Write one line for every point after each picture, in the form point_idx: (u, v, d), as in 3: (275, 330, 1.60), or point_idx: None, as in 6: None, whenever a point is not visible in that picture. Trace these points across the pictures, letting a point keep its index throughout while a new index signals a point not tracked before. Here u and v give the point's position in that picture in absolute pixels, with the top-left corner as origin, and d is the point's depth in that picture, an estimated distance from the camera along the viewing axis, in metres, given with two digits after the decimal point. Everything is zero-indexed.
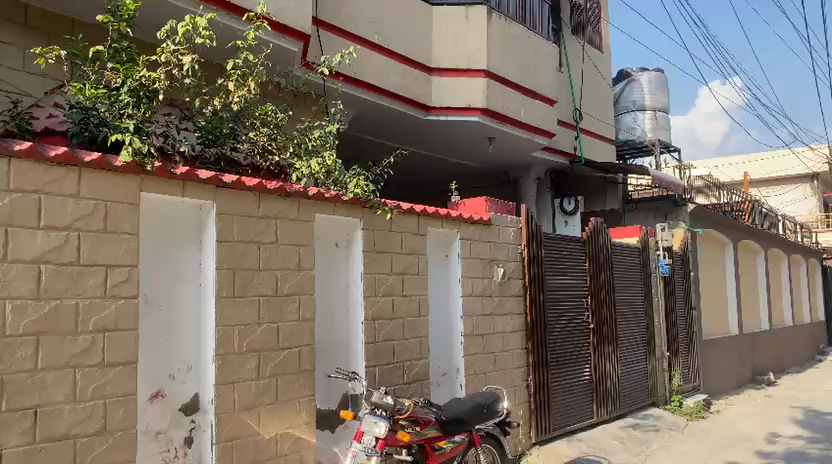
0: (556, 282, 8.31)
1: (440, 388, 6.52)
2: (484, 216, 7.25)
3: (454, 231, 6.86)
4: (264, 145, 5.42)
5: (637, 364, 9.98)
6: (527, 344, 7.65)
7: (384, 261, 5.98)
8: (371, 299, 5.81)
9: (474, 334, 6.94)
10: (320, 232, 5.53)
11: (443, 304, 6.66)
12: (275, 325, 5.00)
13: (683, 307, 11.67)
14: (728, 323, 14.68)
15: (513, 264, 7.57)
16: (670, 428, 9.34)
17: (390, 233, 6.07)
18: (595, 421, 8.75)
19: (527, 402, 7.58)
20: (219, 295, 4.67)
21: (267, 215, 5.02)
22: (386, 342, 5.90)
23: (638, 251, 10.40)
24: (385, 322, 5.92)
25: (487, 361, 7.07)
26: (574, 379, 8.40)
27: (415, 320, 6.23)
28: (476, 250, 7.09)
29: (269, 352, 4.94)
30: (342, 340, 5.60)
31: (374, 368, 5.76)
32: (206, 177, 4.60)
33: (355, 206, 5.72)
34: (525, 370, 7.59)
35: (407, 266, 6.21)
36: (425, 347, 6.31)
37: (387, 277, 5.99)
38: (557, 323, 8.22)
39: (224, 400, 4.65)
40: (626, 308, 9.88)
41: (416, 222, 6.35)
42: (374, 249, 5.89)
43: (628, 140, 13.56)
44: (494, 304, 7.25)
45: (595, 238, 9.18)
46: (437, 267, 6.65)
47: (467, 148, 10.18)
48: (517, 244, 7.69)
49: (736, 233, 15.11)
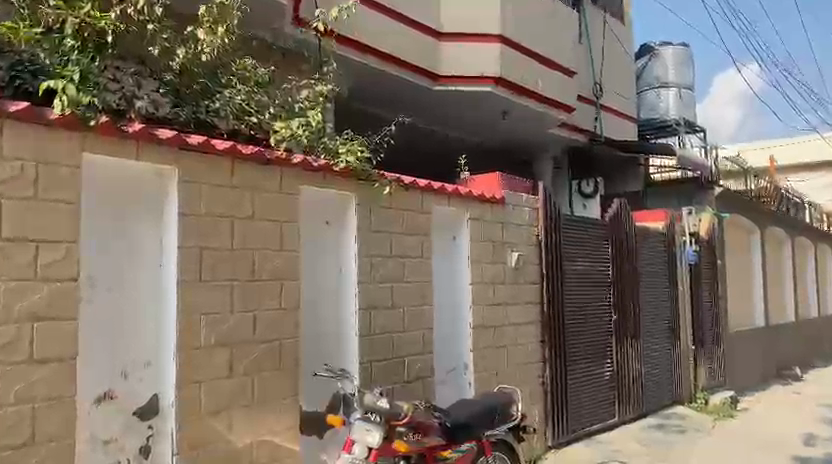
0: (576, 269, 7.53)
1: (445, 387, 5.78)
2: (497, 193, 6.47)
3: (464, 211, 6.09)
4: (242, 106, 4.66)
5: (661, 360, 9.20)
6: (543, 338, 6.89)
7: (381, 242, 5.23)
8: (366, 285, 5.06)
9: (484, 326, 6.19)
10: (309, 208, 4.76)
11: (450, 293, 5.91)
12: (251, 314, 4.26)
13: (709, 296, 10.84)
14: (754, 315, 13.83)
15: (528, 248, 6.80)
16: (698, 428, 8.57)
17: (389, 211, 5.31)
18: (615, 422, 8.00)
19: (542, 401, 6.83)
20: (182, 278, 3.95)
21: (242, 186, 4.27)
22: (383, 335, 5.16)
23: (663, 237, 9.59)
24: (382, 311, 5.18)
25: (498, 355, 6.32)
26: (594, 376, 7.64)
27: (417, 309, 5.48)
28: (487, 232, 6.32)
29: (244, 346, 4.21)
30: (333, 333, 4.86)
31: (369, 364, 5.03)
32: (166, 137, 3.88)
33: (349, 178, 4.96)
34: (540, 365, 6.83)
35: (409, 248, 5.46)
36: (429, 341, 5.56)
37: (385, 260, 5.24)
38: (576, 313, 7.45)
39: (189, 403, 3.93)
40: (651, 299, 9.08)
41: (420, 199, 5.59)
42: (370, 228, 5.15)
43: (651, 119, 12.68)
44: (506, 292, 6.48)
45: (618, 221, 8.38)
46: (443, 250, 5.88)
47: (478, 122, 9.38)
48: (532, 225, 6.90)
49: (763, 219, 14.21)
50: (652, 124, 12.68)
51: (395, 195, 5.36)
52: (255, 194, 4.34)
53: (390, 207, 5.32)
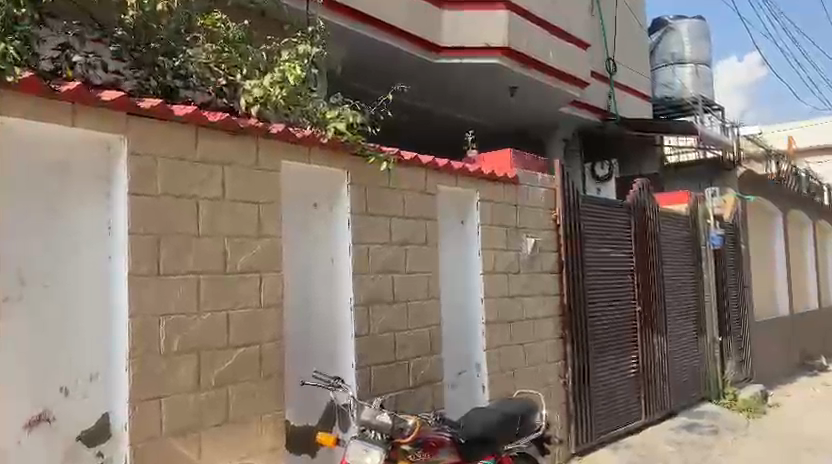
0: (597, 256, 6.81)
1: (456, 392, 5.07)
2: (510, 172, 5.74)
3: (473, 192, 5.37)
4: (210, 67, 4.01)
5: (688, 353, 8.48)
6: (564, 332, 6.18)
7: (380, 228, 4.51)
8: (361, 277, 4.35)
9: (498, 321, 5.47)
10: (292, 187, 4.04)
11: (460, 285, 5.20)
12: (223, 313, 3.55)
13: (735, 284, 10.11)
14: (778, 304, 13.09)
15: (545, 234, 6.08)
16: (731, 427, 7.83)
17: (389, 191, 4.58)
18: (641, 422, 7.28)
19: (564, 404, 6.12)
20: (135, 271, 3.24)
21: (209, 160, 3.56)
22: (384, 336, 4.45)
23: (686, 222, 8.87)
24: (383, 307, 4.46)
25: (515, 354, 5.60)
26: (618, 373, 6.93)
27: (422, 304, 4.76)
28: (500, 216, 5.60)
29: (215, 352, 3.50)
30: (325, 333, 4.14)
31: (369, 369, 4.32)
32: (110, 98, 3.16)
33: (340, 152, 4.23)
34: (561, 364, 6.12)
35: (412, 235, 4.74)
36: (438, 339, 4.85)
37: (384, 248, 4.53)
38: (598, 305, 6.73)
39: (146, 424, 3.22)
40: (676, 288, 8.37)
41: (423, 178, 4.86)
42: (366, 211, 4.43)
43: (666, 98, 11.96)
44: (522, 283, 5.76)
45: (641, 204, 7.66)
46: (451, 236, 5.16)
47: (484, 100, 8.65)
48: (549, 207, 6.18)
49: (784, 202, 13.47)
50: (668, 104, 11.97)
51: (395, 172, 4.63)
52: (226, 170, 3.63)
53: (389, 186, 4.59)
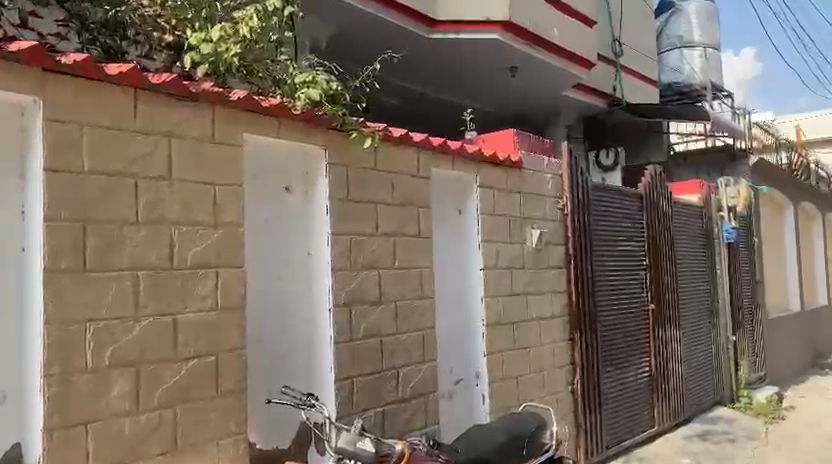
0: (608, 249, 6.19)
1: (453, 404, 4.45)
2: (513, 155, 5.10)
3: (473, 177, 4.74)
4: (155, 19, 3.62)
5: (701, 355, 7.89)
6: (572, 334, 5.57)
7: (364, 216, 3.87)
8: (342, 274, 3.71)
9: (501, 322, 4.83)
10: (259, 167, 3.41)
11: (458, 282, 4.58)
12: (170, 317, 2.91)
13: (748, 279, 9.50)
14: (789, 300, 12.51)
15: (552, 225, 5.45)
16: (750, 434, 7.23)
17: (375, 174, 3.94)
18: (655, 431, 6.67)
19: (572, 413, 5.52)
20: (52, 267, 2.59)
21: (152, 131, 2.91)
22: (369, 342, 3.80)
23: (700, 213, 8.26)
24: (368, 309, 3.82)
25: (519, 359, 4.97)
26: (630, 378, 6.33)
27: (414, 304, 4.12)
28: (502, 204, 4.97)
29: (159, 366, 2.86)
30: (299, 338, 3.53)
31: (351, 380, 3.68)
32: (20, 49, 2.50)
33: (315, 127, 3.60)
34: (569, 369, 5.51)
35: (403, 226, 4.10)
36: (432, 344, 4.22)
37: (370, 240, 3.88)
38: (608, 304, 6.12)
39: (68, 457, 2.57)
40: (689, 284, 7.77)
41: (416, 160, 4.22)
42: (347, 195, 3.78)
43: (673, 83, 11.26)
44: (527, 280, 5.12)
45: (654, 193, 7.06)
46: (447, 226, 4.55)
47: (482, 82, 8.03)
48: (556, 196, 5.55)
49: (795, 193, 12.87)
50: (677, 89, 11.27)
51: (382, 151, 3.99)
52: (174, 143, 2.99)
53: (375, 167, 3.94)
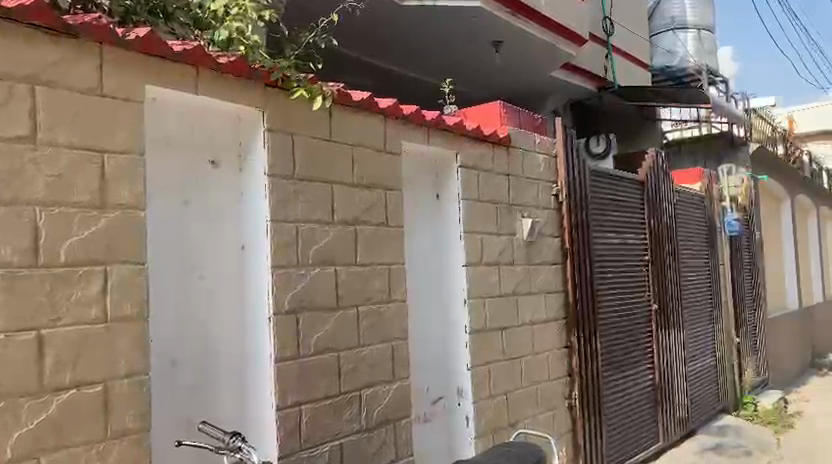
0: (607, 242, 5.44)
1: (429, 428, 3.68)
2: (500, 131, 4.34)
3: (454, 156, 3.96)
4: None
5: (705, 358, 7.19)
6: (569, 340, 4.81)
7: (318, 200, 3.05)
8: (286, 271, 2.89)
9: (488, 328, 4.05)
10: (170, 135, 2.63)
11: (437, 281, 3.81)
12: (33, 333, 2.09)
13: (750, 275, 8.83)
14: (787, 298, 11.91)
15: (545, 213, 4.68)
16: (762, 446, 6.53)
17: (331, 146, 3.13)
18: (660, 447, 5.94)
19: (569, 432, 4.76)
20: None
21: (7, 73, 2.09)
22: (323, 358, 2.99)
23: (702, 203, 7.55)
24: (321, 317, 3.01)
25: (510, 372, 4.19)
26: (633, 389, 5.59)
27: (381, 310, 3.32)
28: (489, 187, 4.19)
29: (15, 401, 2.04)
30: (226, 355, 2.74)
31: (299, 408, 2.88)
32: None
33: (247, 84, 2.81)
34: (566, 381, 4.75)
35: (368, 212, 3.29)
36: (405, 358, 3.43)
37: (324, 230, 3.06)
38: (608, 304, 5.37)
39: None
40: (692, 280, 7.07)
41: (382, 130, 3.42)
42: (293, 172, 2.97)
43: (666, 67, 10.62)
44: (518, 278, 4.34)
45: (655, 181, 6.36)
46: (420, 214, 3.78)
47: (462, 59, 7.25)
48: (549, 181, 4.79)
49: (792, 185, 12.29)
50: (671, 74, 10.55)
51: (338, 118, 3.18)
52: (42, 94, 2.17)
53: (330, 137, 3.13)
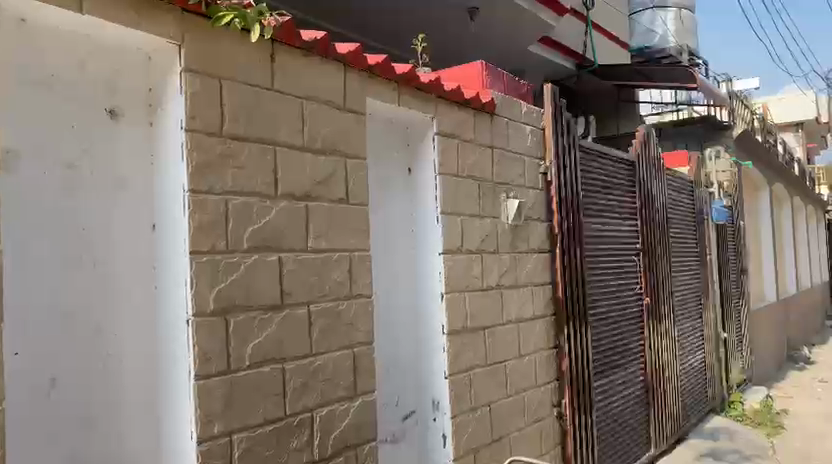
0: (598, 228, 4.84)
1: (397, 451, 3.02)
2: (484, 95, 3.68)
3: (430, 120, 3.28)
4: None
5: (694, 355, 6.68)
6: (559, 340, 4.20)
7: (257, 167, 2.34)
8: (212, 258, 2.17)
9: (469, 329, 3.39)
10: (47, 72, 1.91)
11: (407, 272, 3.16)
12: None
13: (735, 266, 8.38)
14: (765, 289, 11.56)
15: (532, 194, 4.05)
16: (758, 451, 6.03)
17: (273, 98, 2.42)
18: (651, 455, 5.38)
19: (559, 446, 4.15)
20: None
21: None
22: (263, 373, 2.30)
23: (691, 188, 7.03)
24: (260, 319, 2.30)
25: (494, 379, 3.55)
26: (624, 393, 5.02)
27: (340, 308, 2.62)
28: (470, 161, 3.52)
29: None
30: (126, 370, 2.06)
31: (229, 440, 2.18)
32: None
33: (154, 7, 2.08)
34: (555, 387, 4.14)
35: (322, 184, 2.59)
36: (369, 367, 2.75)
37: (265, 206, 2.35)
38: (599, 298, 4.77)
39: None
40: (681, 271, 6.55)
41: (341, 83, 2.72)
42: (222, 129, 2.25)
43: (645, 47, 10.07)
44: (503, 268, 3.70)
45: (646, 162, 5.79)
46: (388, 190, 3.11)
47: (433, 29, 6.57)
48: (537, 157, 4.15)
49: (770, 174, 11.96)
50: (648, 56, 10.08)
51: (282, 63, 2.47)
52: None
53: (272, 86, 2.43)
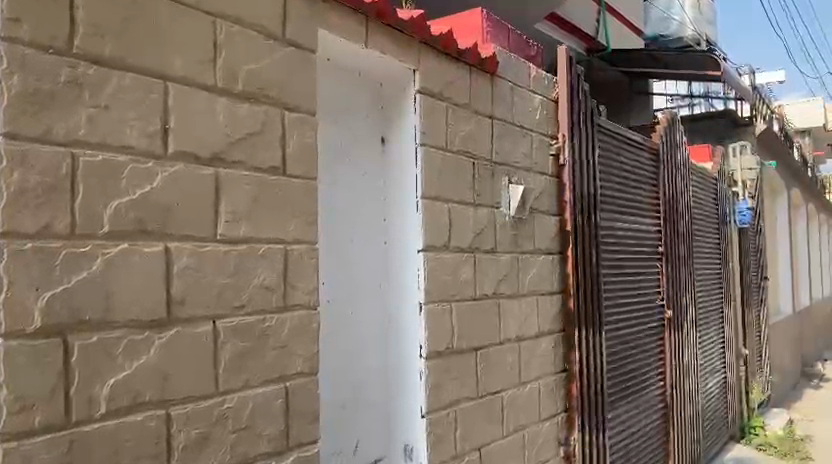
0: (616, 227, 4.04)
1: None
2: (484, 49, 2.89)
3: (410, 74, 2.49)
4: None
5: (715, 375, 5.88)
6: (568, 362, 3.40)
7: (133, 110, 1.54)
8: (44, 246, 1.36)
9: (455, 351, 2.58)
10: None
11: (372, 272, 2.40)
12: None
13: (756, 275, 7.58)
14: (781, 300, 10.79)
15: (540, 180, 3.25)
16: None
17: (162, 9, 1.61)
18: None
19: None
20: None
21: None
22: (127, 427, 1.48)
23: (715, 186, 6.25)
24: (126, 344, 1.49)
25: (487, 415, 2.75)
26: (641, 424, 4.22)
27: (266, 326, 1.82)
28: (463, 130, 2.71)
29: None
30: None
31: None
32: None
33: None
34: (562, 420, 3.33)
35: (244, 143, 1.78)
36: (309, 408, 1.94)
37: (143, 169, 1.54)
38: (616, 310, 3.98)
39: None
40: (704, 278, 5.76)
41: (277, 4, 1.92)
42: (71, 45, 1.43)
43: (658, 36, 9.28)
44: (501, 273, 2.90)
45: (670, 151, 5.00)
46: (349, 163, 2.35)
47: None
48: (546, 134, 3.36)
49: (787, 177, 11.20)
50: (662, 45, 9.30)
51: None
52: None
53: None
